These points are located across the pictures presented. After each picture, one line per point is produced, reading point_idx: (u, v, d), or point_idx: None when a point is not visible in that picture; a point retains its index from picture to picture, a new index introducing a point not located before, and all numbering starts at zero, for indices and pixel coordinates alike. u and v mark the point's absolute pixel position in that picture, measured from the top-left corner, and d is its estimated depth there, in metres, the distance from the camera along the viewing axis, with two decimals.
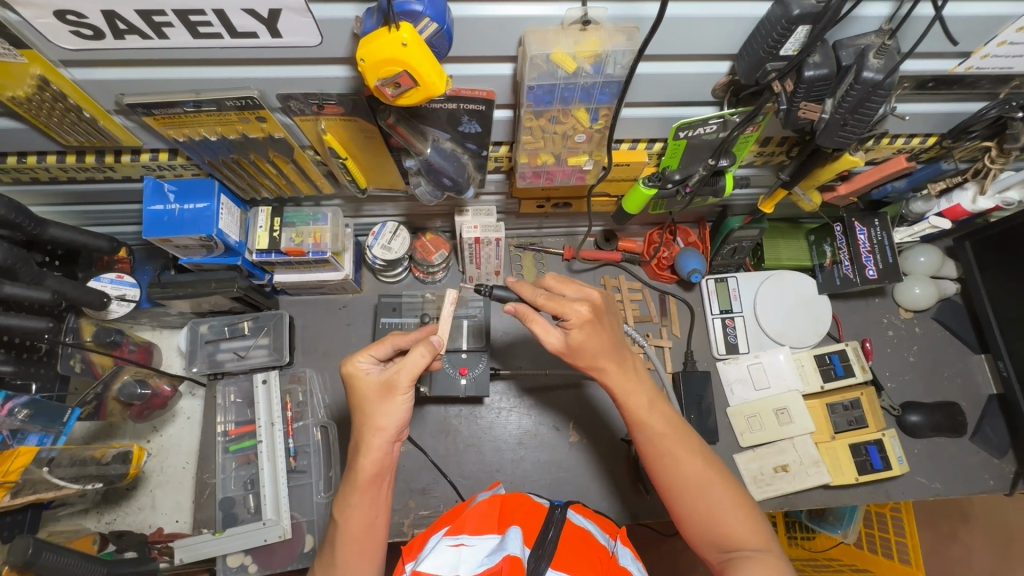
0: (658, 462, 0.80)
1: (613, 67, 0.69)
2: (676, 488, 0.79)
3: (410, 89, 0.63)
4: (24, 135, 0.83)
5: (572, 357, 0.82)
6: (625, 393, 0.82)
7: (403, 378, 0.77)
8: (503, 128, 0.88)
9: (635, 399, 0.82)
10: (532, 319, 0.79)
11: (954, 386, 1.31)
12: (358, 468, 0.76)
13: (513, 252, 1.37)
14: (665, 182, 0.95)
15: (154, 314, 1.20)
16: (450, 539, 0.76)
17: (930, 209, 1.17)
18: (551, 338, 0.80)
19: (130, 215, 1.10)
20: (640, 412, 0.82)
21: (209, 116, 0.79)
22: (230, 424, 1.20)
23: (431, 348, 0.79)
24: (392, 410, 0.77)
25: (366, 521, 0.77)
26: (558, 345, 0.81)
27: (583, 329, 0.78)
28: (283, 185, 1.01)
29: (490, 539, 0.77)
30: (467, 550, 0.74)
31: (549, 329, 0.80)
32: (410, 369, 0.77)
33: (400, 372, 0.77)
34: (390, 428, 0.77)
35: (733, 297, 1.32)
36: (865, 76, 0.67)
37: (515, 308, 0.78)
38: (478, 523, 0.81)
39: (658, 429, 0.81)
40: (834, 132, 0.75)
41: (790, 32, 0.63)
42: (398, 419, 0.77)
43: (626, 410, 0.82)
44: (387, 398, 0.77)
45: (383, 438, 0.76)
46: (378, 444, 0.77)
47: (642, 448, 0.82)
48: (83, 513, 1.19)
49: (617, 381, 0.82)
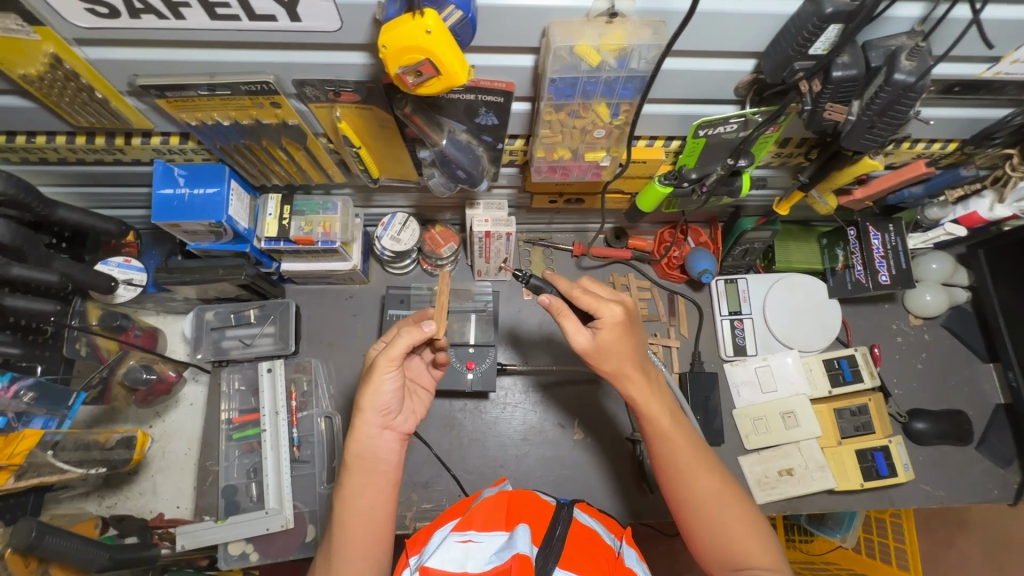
0: (674, 476, 0.80)
1: (638, 62, 0.68)
2: (691, 505, 0.78)
3: (431, 78, 0.62)
4: (34, 114, 0.82)
5: (597, 361, 0.80)
6: (647, 405, 0.81)
7: (382, 360, 0.76)
8: (520, 121, 0.86)
9: (656, 410, 0.81)
10: (563, 315, 0.78)
11: (961, 395, 1.30)
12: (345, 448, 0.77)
13: (523, 247, 1.36)
14: (681, 181, 0.94)
15: (160, 299, 1.19)
16: (458, 535, 0.76)
17: (946, 216, 1.17)
18: (579, 338, 0.78)
19: (138, 198, 1.09)
20: (661, 423, 0.81)
21: (223, 100, 0.78)
22: (233, 412, 1.20)
23: (412, 333, 0.75)
24: (371, 390, 0.76)
25: (358, 508, 0.75)
26: (585, 346, 0.78)
27: (612, 332, 0.78)
28: (294, 172, 0.99)
29: (497, 535, 0.77)
30: (474, 546, 0.75)
31: (579, 329, 0.78)
32: (387, 352, 0.76)
33: (379, 354, 0.76)
34: (369, 408, 0.76)
35: (743, 299, 1.31)
36: (895, 78, 0.65)
37: (549, 301, 0.77)
38: (485, 519, 0.81)
39: (680, 443, 0.80)
40: (860, 134, 0.73)
41: (822, 31, 0.62)
42: (378, 402, 0.76)
43: (647, 421, 0.81)
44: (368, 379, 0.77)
45: (364, 416, 0.76)
46: (360, 424, 0.76)
47: (660, 459, 0.81)
48: (84, 496, 1.18)
49: (640, 392, 0.81)
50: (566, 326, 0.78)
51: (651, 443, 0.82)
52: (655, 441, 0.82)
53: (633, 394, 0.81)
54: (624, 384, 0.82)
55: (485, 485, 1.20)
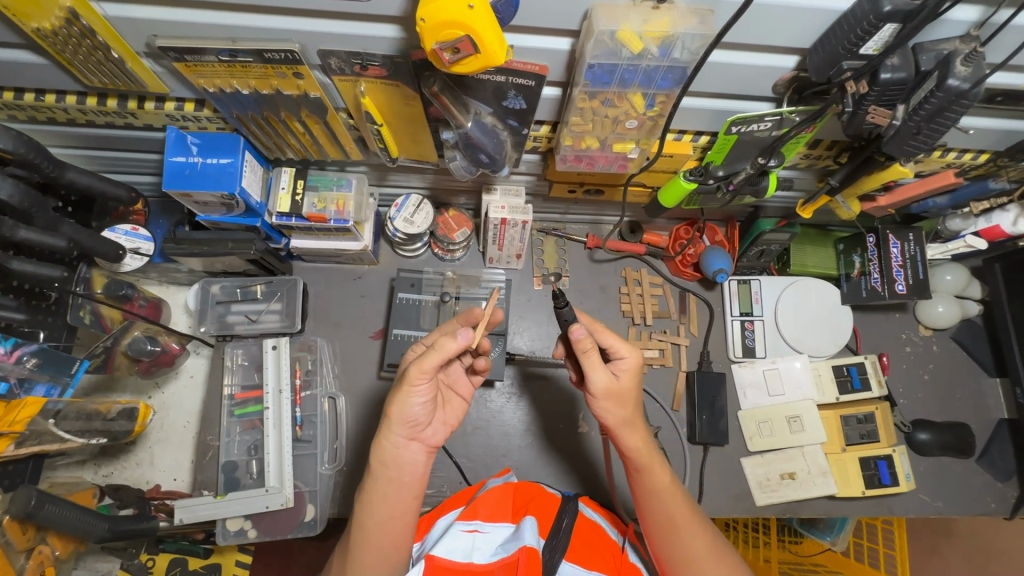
0: (668, 532, 0.77)
1: (681, 52, 0.66)
2: (682, 566, 0.76)
3: (468, 56, 0.60)
4: (46, 71, 0.78)
5: (608, 404, 0.78)
6: (645, 458, 0.79)
7: (414, 369, 0.73)
8: (549, 107, 0.84)
9: (655, 463, 0.79)
10: (587, 352, 0.76)
11: (966, 407, 1.30)
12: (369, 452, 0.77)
13: (536, 236, 1.34)
14: (707, 177, 0.91)
15: (164, 269, 1.17)
16: (464, 524, 0.77)
17: (967, 228, 1.15)
18: (600, 377, 0.76)
19: (147, 164, 1.05)
20: (660, 476, 0.79)
21: (244, 68, 0.75)
22: (235, 387, 1.18)
23: (446, 343, 0.72)
24: (401, 400, 0.75)
25: (376, 515, 0.73)
26: (604, 386, 0.77)
27: (624, 376, 0.78)
28: (310, 146, 0.96)
29: (503, 527, 0.78)
30: (481, 536, 0.75)
31: (601, 367, 0.76)
32: (419, 362, 0.73)
33: (411, 363, 0.74)
34: (397, 419, 0.75)
35: (754, 300, 1.29)
36: (949, 83, 0.64)
37: (582, 335, 0.74)
38: (491, 509, 0.81)
39: (676, 500, 0.79)
40: (904, 140, 0.71)
41: (876, 30, 0.60)
42: (406, 412, 0.75)
43: (645, 474, 0.79)
44: (398, 388, 0.75)
45: (390, 426, 0.75)
46: (386, 431, 0.75)
47: (653, 513, 0.79)
48: (81, 464, 1.18)
49: (636, 448, 0.79)
50: (586, 364, 0.76)
51: (645, 499, 0.80)
52: (651, 495, 0.79)
53: (633, 444, 0.79)
54: (625, 435, 0.80)
55: (486, 473, 1.19)
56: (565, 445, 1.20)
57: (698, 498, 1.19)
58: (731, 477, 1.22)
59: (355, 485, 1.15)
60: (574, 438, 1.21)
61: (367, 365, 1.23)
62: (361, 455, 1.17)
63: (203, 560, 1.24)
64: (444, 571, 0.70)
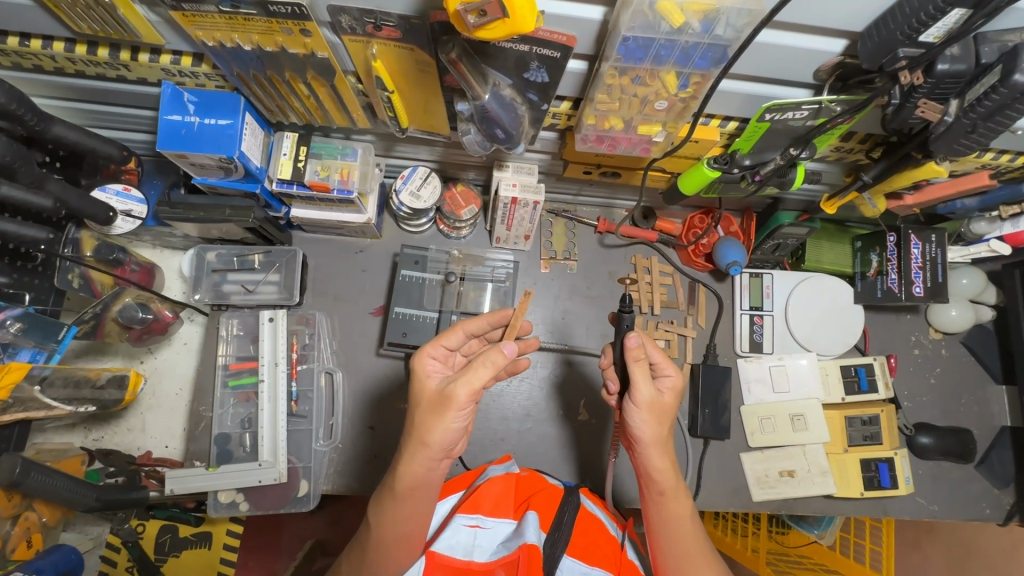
0: (679, 559, 0.79)
1: (724, 28, 0.61)
2: None
3: (495, 20, 0.55)
4: (31, 14, 0.72)
5: (646, 417, 0.75)
6: (672, 482, 0.78)
7: (460, 394, 0.66)
8: (572, 82, 0.79)
9: (678, 490, 0.79)
10: (637, 362, 0.73)
11: (970, 414, 1.28)
12: (397, 476, 0.71)
13: (545, 217, 1.29)
14: (732, 166, 0.86)
15: (158, 233, 1.12)
16: (467, 519, 0.79)
17: (992, 232, 1.11)
18: (647, 389, 0.73)
19: (141, 121, 0.99)
20: (681, 504, 0.79)
21: (248, 21, 0.69)
22: (230, 357, 1.15)
23: (494, 358, 0.66)
24: (441, 426, 0.68)
25: (396, 530, 0.73)
26: (649, 398, 0.74)
27: (667, 393, 0.77)
28: (315, 110, 0.90)
29: (505, 523, 0.80)
30: (482, 532, 0.78)
31: (648, 381, 0.74)
32: (467, 384, 0.66)
33: (459, 385, 0.66)
34: (435, 445, 0.69)
35: (765, 295, 1.26)
36: (1014, 79, 0.59)
37: (637, 344, 0.72)
38: (494, 502, 0.83)
39: (688, 528, 0.80)
40: (956, 137, 0.67)
41: (942, 15, 0.56)
42: (447, 438, 0.68)
43: (666, 498, 0.79)
44: (439, 412, 0.68)
45: (427, 453, 0.69)
46: (422, 456, 0.70)
47: (663, 533, 0.80)
48: (70, 427, 1.15)
49: (663, 472, 0.77)
50: (636, 373, 0.73)
51: (659, 519, 0.80)
52: (669, 522, 0.79)
53: (659, 465, 0.77)
54: (654, 454, 0.77)
55: (484, 457, 1.16)
56: (563, 431, 1.18)
57: (695, 491, 1.18)
58: (729, 471, 1.21)
59: (350, 462, 1.13)
60: (573, 425, 1.19)
61: (366, 342, 1.19)
62: (357, 434, 1.15)
63: (193, 528, 1.23)
64: (445, 567, 0.74)
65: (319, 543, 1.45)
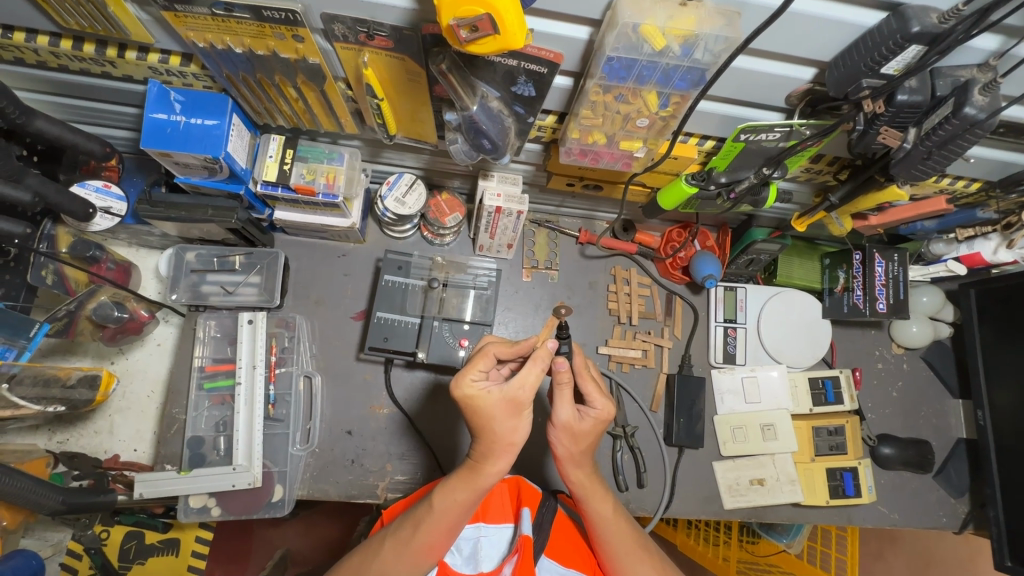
0: (614, 560, 0.87)
1: (703, 53, 0.64)
2: None
3: (485, 36, 0.58)
4: (19, 8, 0.72)
5: (562, 436, 0.83)
6: (587, 491, 0.87)
7: (527, 393, 0.74)
8: (558, 97, 0.82)
9: (596, 494, 0.87)
10: (561, 385, 0.79)
11: (928, 426, 1.33)
12: (478, 473, 0.79)
13: (527, 227, 1.32)
14: (709, 183, 0.90)
15: (135, 232, 1.11)
16: (472, 529, 0.92)
17: (949, 253, 1.16)
18: (563, 412, 0.80)
19: (123, 118, 0.99)
20: (604, 509, 0.87)
21: (242, 24, 0.70)
22: (206, 359, 1.13)
23: (538, 357, 0.75)
24: (519, 426, 0.76)
25: (460, 513, 0.81)
26: (564, 420, 0.80)
27: (588, 420, 0.81)
28: (302, 113, 0.91)
29: (504, 528, 0.92)
30: (485, 540, 0.91)
31: (568, 403, 0.80)
32: (526, 384, 0.74)
33: (521, 389, 0.73)
34: (515, 446, 0.78)
35: (739, 307, 1.29)
36: (965, 111, 0.65)
37: (563, 366, 0.77)
38: (494, 509, 0.94)
39: (622, 532, 0.87)
40: (914, 162, 0.73)
41: (901, 50, 0.60)
42: (527, 432, 0.77)
43: (587, 504, 0.87)
44: (513, 416, 0.75)
45: (512, 451, 0.78)
46: (507, 456, 0.78)
47: (599, 541, 0.88)
48: (34, 429, 1.13)
49: (583, 482, 0.87)
50: (558, 396, 0.79)
51: (590, 527, 0.88)
52: (603, 527, 0.87)
53: (575, 478, 0.86)
54: (570, 467, 0.86)
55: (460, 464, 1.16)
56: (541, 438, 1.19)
57: (670, 500, 1.20)
58: (700, 480, 1.23)
59: (326, 467, 1.12)
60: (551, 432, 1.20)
61: (345, 346, 1.19)
62: (333, 438, 1.14)
63: (160, 535, 1.24)
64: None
65: (290, 552, 1.44)
